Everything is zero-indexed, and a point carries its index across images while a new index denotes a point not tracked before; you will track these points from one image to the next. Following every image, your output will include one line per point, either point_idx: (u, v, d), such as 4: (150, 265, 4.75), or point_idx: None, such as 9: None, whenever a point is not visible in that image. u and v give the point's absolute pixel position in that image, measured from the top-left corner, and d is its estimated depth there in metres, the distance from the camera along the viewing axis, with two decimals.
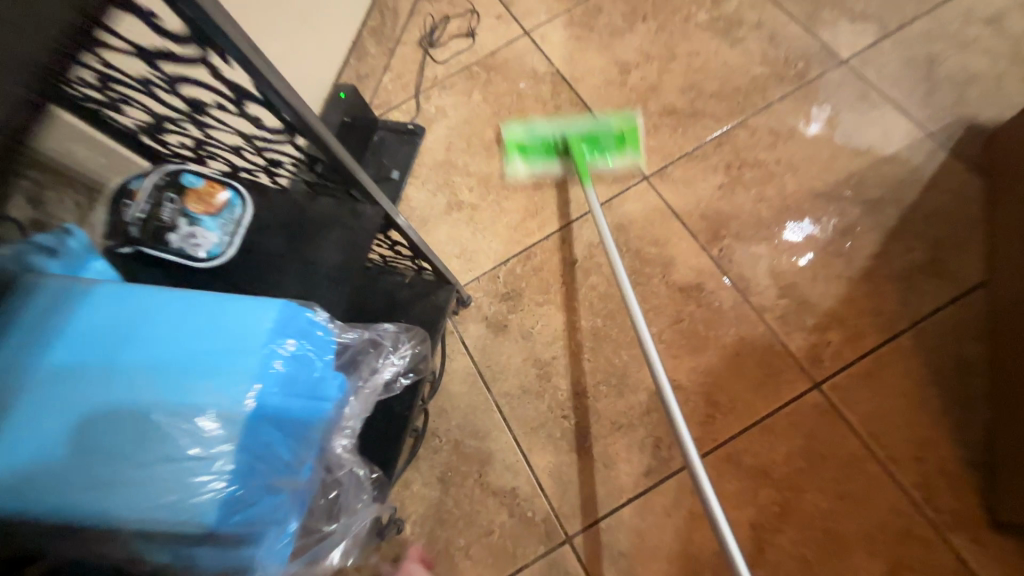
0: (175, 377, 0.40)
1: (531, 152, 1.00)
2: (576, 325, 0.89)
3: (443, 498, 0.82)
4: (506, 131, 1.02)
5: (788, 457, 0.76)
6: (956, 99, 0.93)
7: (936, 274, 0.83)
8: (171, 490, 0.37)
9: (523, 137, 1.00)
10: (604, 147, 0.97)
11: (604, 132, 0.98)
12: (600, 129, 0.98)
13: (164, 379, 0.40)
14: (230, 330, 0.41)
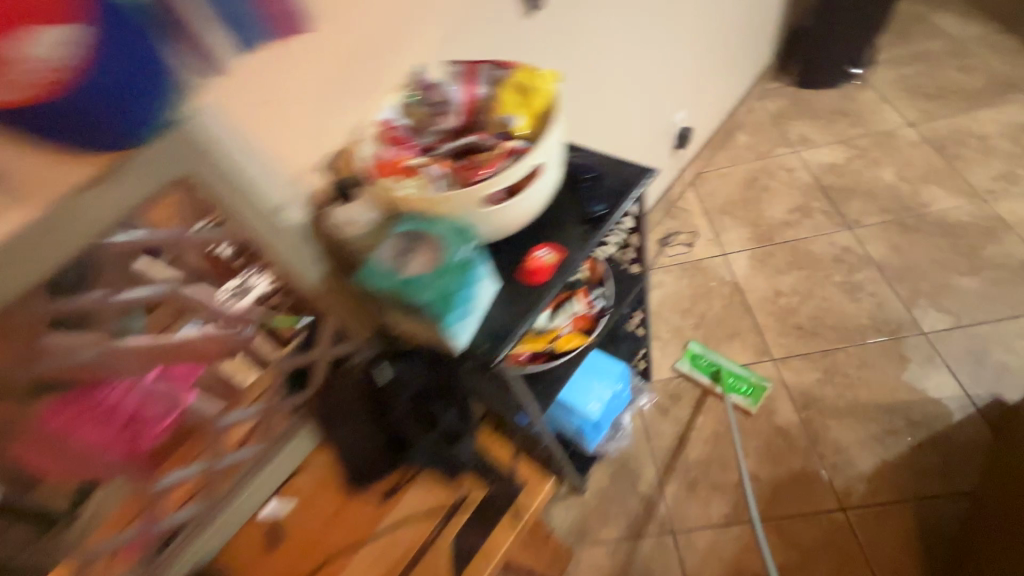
0: (585, 374, 1.18)
1: (698, 364, 1.69)
2: (707, 425, 1.59)
3: (609, 484, 1.54)
4: (689, 346, 1.75)
5: (813, 540, 1.36)
6: (991, 381, 1.49)
7: (940, 476, 1.38)
8: (583, 407, 1.14)
9: (696, 355, 1.71)
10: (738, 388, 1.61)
11: (743, 380, 1.63)
12: (740, 376, 1.64)
13: (581, 375, 1.18)
14: (601, 365, 1.19)
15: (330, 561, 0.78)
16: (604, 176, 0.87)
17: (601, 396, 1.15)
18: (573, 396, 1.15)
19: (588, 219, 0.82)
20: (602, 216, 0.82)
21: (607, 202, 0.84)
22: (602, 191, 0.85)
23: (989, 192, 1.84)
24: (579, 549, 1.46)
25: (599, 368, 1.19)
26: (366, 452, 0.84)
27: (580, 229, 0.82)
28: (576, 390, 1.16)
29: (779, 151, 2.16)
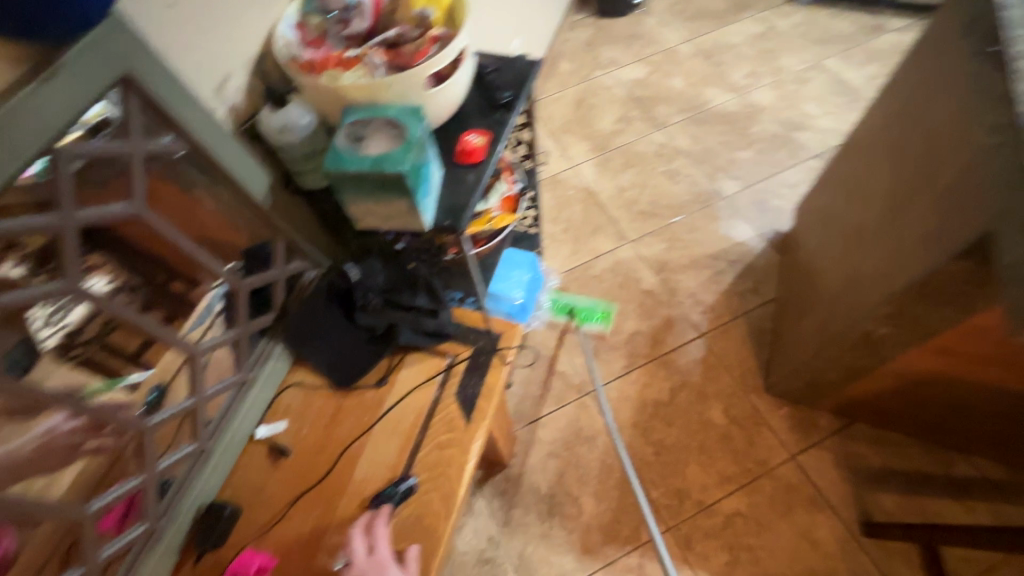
0: (505, 267, 1.34)
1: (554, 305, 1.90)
2: (594, 303, 1.90)
3: (531, 373, 1.78)
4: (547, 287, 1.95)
5: (687, 362, 1.75)
6: (772, 220, 2.02)
7: (755, 293, 1.87)
8: (510, 293, 1.30)
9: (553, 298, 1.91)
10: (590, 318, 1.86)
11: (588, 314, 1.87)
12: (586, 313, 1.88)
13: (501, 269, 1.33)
14: (515, 257, 1.36)
15: (346, 451, 0.81)
16: (500, 68, 0.99)
17: (524, 284, 1.32)
18: (499, 287, 1.31)
19: (500, 105, 0.93)
20: (511, 100, 0.94)
21: (512, 89, 0.96)
22: (504, 80, 0.96)
23: (746, 87, 2.40)
24: (520, 431, 1.68)
25: (513, 260, 1.35)
26: (348, 356, 0.87)
27: (497, 113, 0.93)
28: (500, 282, 1.31)
29: (596, 73, 2.50)
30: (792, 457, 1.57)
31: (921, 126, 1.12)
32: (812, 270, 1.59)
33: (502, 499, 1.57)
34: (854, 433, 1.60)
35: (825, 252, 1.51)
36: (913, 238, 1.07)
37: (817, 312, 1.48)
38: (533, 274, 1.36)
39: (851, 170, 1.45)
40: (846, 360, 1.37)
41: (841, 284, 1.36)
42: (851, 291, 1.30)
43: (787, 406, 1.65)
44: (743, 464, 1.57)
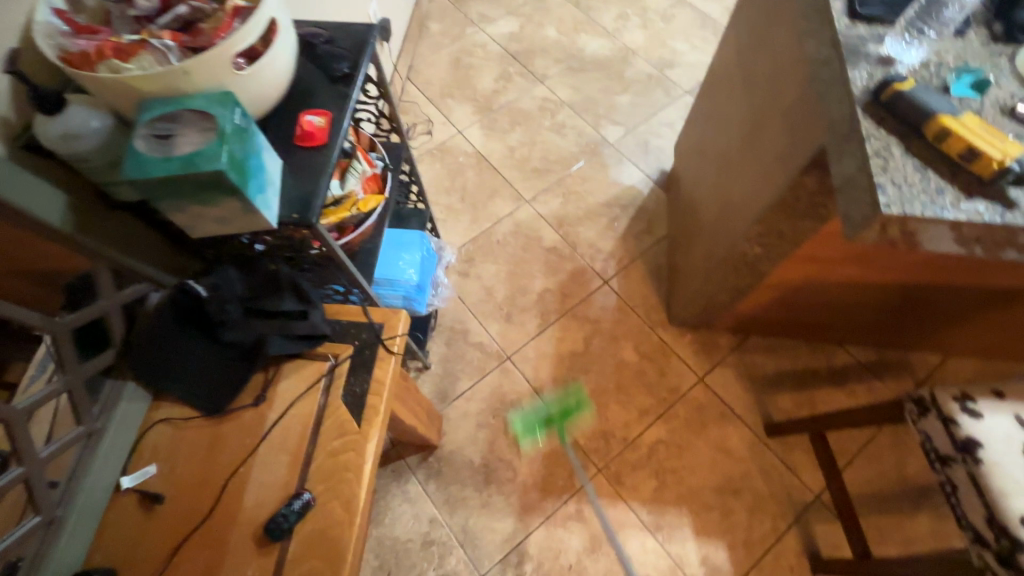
0: (392, 249, 1.27)
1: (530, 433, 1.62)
2: (501, 269, 1.89)
3: (447, 350, 1.75)
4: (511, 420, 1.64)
5: (596, 310, 1.81)
6: (656, 160, 2.09)
7: (650, 233, 1.95)
8: (401, 276, 1.24)
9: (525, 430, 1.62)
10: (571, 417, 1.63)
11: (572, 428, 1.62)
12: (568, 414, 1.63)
13: (388, 252, 1.26)
14: (401, 236, 1.29)
15: (230, 481, 0.75)
16: (335, 39, 0.90)
17: (412, 263, 1.26)
18: (388, 271, 1.24)
19: (338, 78, 0.86)
20: (350, 72, 0.86)
21: (350, 59, 0.88)
22: (340, 50, 0.88)
23: (616, 30, 2.41)
24: (445, 409, 1.67)
25: (400, 240, 1.28)
26: (214, 379, 0.79)
27: (337, 87, 0.85)
28: (388, 266, 1.25)
29: (468, 31, 2.40)
30: (701, 379, 1.69)
31: (762, 53, 1.18)
32: (693, 201, 1.66)
33: (437, 479, 1.56)
34: (751, 345, 1.74)
35: (703, 183, 1.58)
36: (770, 159, 1.14)
37: (702, 241, 1.56)
38: (420, 250, 1.29)
39: (712, 101, 1.50)
40: (731, 282, 1.47)
41: (718, 212, 1.44)
42: (726, 218, 1.37)
43: (691, 333, 1.76)
44: (659, 395, 1.67)
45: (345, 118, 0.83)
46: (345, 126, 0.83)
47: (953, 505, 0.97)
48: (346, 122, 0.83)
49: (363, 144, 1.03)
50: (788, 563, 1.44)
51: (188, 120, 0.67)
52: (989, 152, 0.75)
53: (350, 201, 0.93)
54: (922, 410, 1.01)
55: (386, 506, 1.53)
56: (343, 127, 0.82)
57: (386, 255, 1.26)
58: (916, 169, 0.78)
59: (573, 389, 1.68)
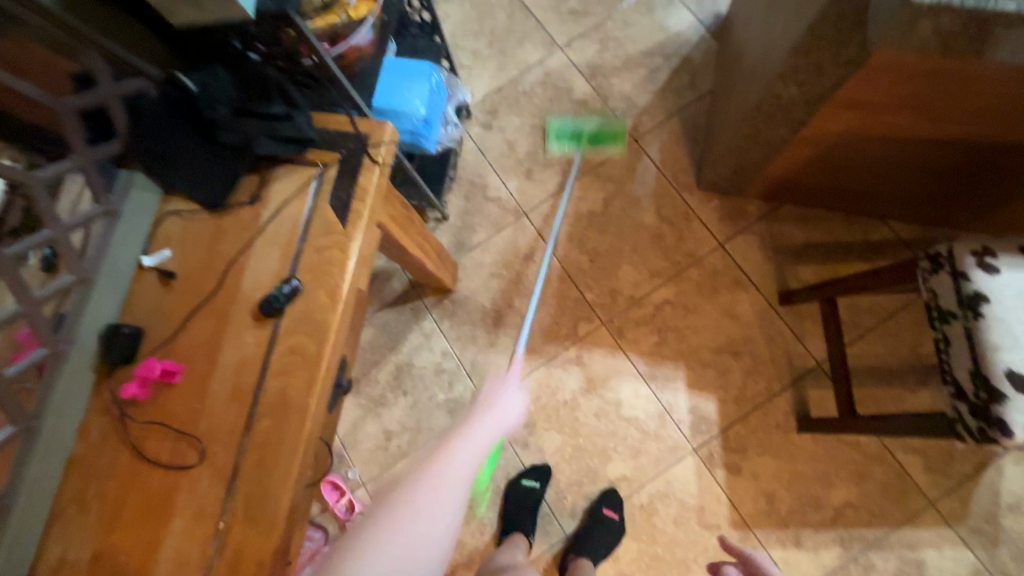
0: (400, 79, 1.23)
1: (562, 138, 1.77)
2: (526, 123, 1.81)
3: (466, 203, 1.77)
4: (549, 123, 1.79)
5: (620, 170, 1.73)
6: (712, 2, 1.83)
7: (692, 88, 1.77)
8: (407, 107, 1.21)
9: (559, 136, 1.78)
10: (600, 141, 1.75)
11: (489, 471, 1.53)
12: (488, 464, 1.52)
13: (394, 83, 1.23)
14: (409, 67, 1.25)
15: (232, 266, 0.83)
16: None
17: (410, 95, 1.22)
18: (393, 101, 1.22)
19: None
20: None
21: None
22: None
23: None
24: (461, 258, 1.73)
25: (407, 71, 1.24)
26: (213, 175, 0.85)
27: None
28: (394, 96, 1.22)
29: None
30: (720, 246, 1.64)
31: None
32: (741, 46, 1.48)
33: (450, 319, 1.67)
34: (781, 215, 1.64)
35: (754, 18, 1.38)
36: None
37: (741, 90, 1.41)
38: (419, 81, 1.24)
39: None
40: (760, 137, 1.35)
41: (760, 52, 1.28)
42: (766, 58, 1.22)
43: (719, 199, 1.67)
44: (673, 258, 1.65)
45: None
46: None
47: (941, 362, 0.95)
48: None
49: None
50: (775, 419, 1.50)
51: None
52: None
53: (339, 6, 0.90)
54: (934, 267, 0.94)
55: (402, 338, 1.67)
56: None
57: (392, 86, 1.23)
58: None
59: (587, 243, 1.69)
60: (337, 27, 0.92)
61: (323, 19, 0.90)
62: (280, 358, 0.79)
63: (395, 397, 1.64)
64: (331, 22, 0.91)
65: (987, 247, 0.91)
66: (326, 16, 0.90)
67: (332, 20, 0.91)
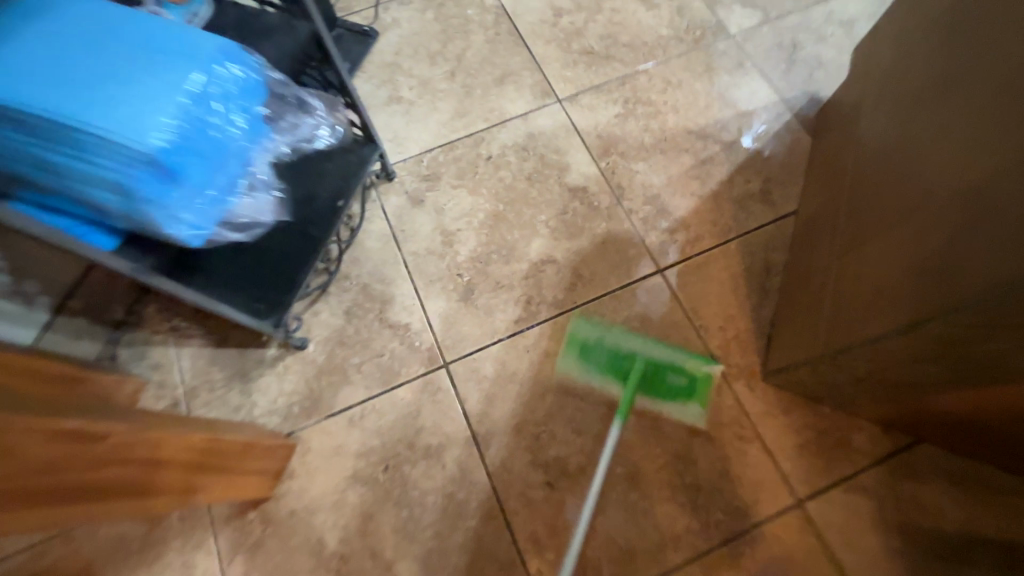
0: (140, 59, 0.59)
1: (596, 365, 0.90)
2: (481, 206, 1.07)
3: (346, 323, 0.98)
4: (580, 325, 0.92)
5: (628, 318, 0.97)
6: (804, 79, 1.17)
7: (763, 201, 1.06)
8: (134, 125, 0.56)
9: (595, 352, 0.90)
10: (670, 392, 0.88)
11: (674, 370, 0.87)
12: (670, 364, 0.87)
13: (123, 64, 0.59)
14: (177, 40, 0.62)
15: None
16: None
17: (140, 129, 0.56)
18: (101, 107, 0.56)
19: None
20: None
21: None
22: None
23: None
24: (306, 430, 0.91)
25: (168, 49, 0.60)
26: None
27: None
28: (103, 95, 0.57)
29: None
30: (796, 507, 0.85)
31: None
32: (881, 153, 0.77)
33: (252, 560, 0.84)
34: (916, 466, 0.86)
35: (924, 102, 0.68)
36: None
37: (873, 246, 0.70)
38: (151, 104, 0.57)
39: None
40: (893, 353, 0.65)
41: (954, 178, 0.57)
42: (989, 200, 0.50)
43: (799, 405, 0.90)
44: (706, 515, 0.85)
45: None
46: None
47: None
48: None
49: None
50: None
51: None
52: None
53: None
54: None
55: None
56: None
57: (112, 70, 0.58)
58: None
59: (547, 453, 0.89)
60: None
61: None
62: None
63: None
64: None
65: None
66: None
67: None
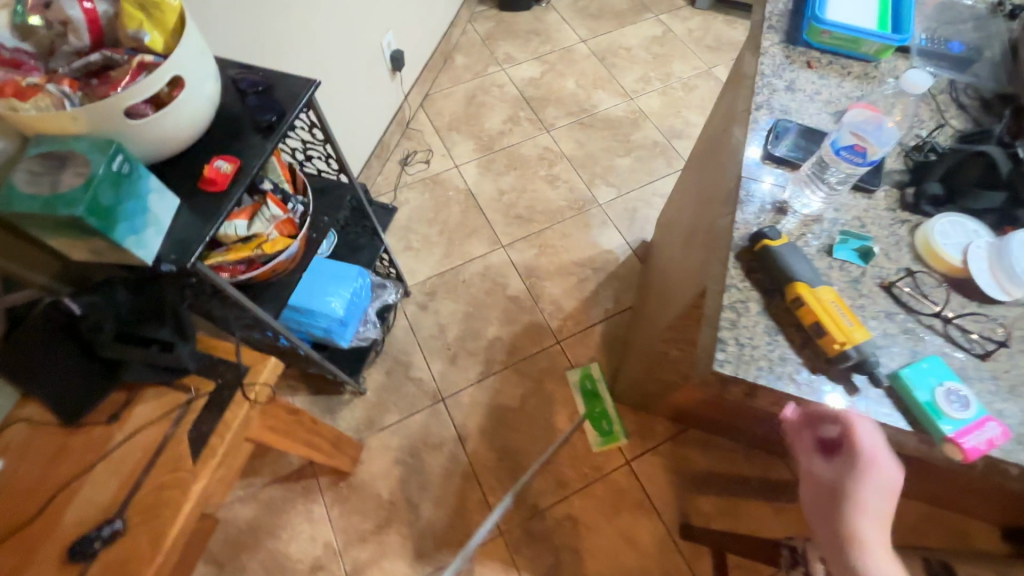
0: (325, 282, 1.31)
1: (585, 384, 1.76)
2: (459, 309, 1.91)
3: (386, 378, 1.77)
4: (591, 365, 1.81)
5: (541, 368, 1.80)
6: (640, 229, 2.08)
7: (615, 300, 1.92)
8: (330, 313, 1.28)
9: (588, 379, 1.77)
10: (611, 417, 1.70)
11: (610, 421, 1.69)
12: (610, 419, 1.70)
13: (319, 285, 1.30)
14: (337, 270, 1.33)
15: (60, 493, 0.80)
16: (283, 94, 0.94)
17: (326, 305, 1.28)
18: (314, 306, 1.27)
19: (257, 125, 0.90)
20: (272, 119, 0.90)
21: (276, 113, 0.91)
22: (266, 102, 0.91)
23: (634, 91, 2.44)
24: (367, 437, 1.68)
25: (333, 276, 1.32)
26: (76, 388, 0.84)
27: (257, 136, 0.90)
28: (313, 299, 1.28)
29: (490, 70, 2.48)
30: (627, 463, 1.64)
31: (719, 150, 1.11)
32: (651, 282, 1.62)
33: (342, 506, 1.58)
34: (687, 440, 1.67)
35: (662, 263, 1.52)
36: (686, 272, 1.11)
37: (645, 329, 1.52)
38: (333, 302, 1.28)
39: (685, 186, 1.44)
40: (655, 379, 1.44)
41: (658, 302, 1.39)
42: (659, 311, 1.32)
43: (629, 411, 1.72)
44: (580, 470, 1.63)
45: (257, 162, 0.87)
46: (254, 172, 0.87)
47: None
48: (254, 169, 0.87)
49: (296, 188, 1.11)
50: None
51: (60, 90, 0.72)
52: (836, 333, 0.69)
53: (266, 224, 1.01)
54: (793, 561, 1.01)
55: (286, 521, 1.56)
56: (251, 170, 0.87)
57: (315, 289, 1.29)
58: (766, 331, 0.73)
59: (499, 442, 1.68)
60: (270, 233, 1.01)
61: (264, 227, 1.01)
62: None
63: None
64: (285, 228, 1.04)
65: None
66: (264, 236, 1.00)
67: (263, 224, 1.01)
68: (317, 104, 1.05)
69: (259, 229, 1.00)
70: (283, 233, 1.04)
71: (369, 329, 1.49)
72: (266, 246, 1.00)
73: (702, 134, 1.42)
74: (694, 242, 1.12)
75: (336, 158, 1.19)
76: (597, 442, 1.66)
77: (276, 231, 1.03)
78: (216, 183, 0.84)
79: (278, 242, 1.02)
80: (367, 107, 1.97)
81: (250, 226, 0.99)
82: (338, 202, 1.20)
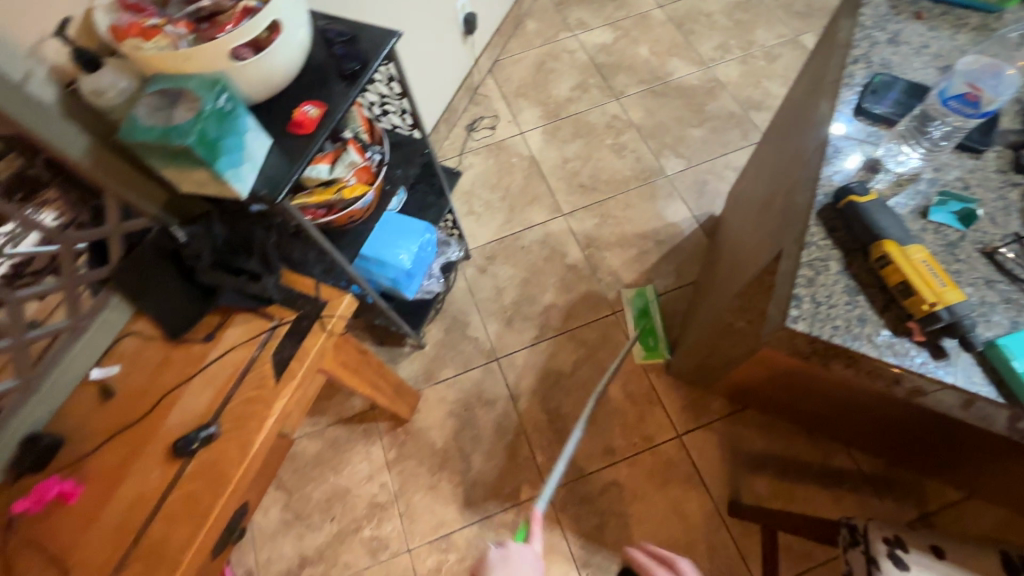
0: (396, 235, 1.36)
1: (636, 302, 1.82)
2: (517, 274, 1.93)
3: (444, 336, 1.84)
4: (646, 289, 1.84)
5: (595, 337, 1.80)
6: (708, 203, 2.00)
7: (676, 274, 1.88)
8: (398, 264, 1.34)
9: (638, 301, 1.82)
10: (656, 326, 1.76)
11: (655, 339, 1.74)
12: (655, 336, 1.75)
13: (390, 237, 1.36)
14: (406, 225, 1.39)
15: (166, 397, 0.92)
16: (366, 45, 0.98)
17: (395, 256, 1.34)
18: (384, 256, 1.34)
19: (343, 74, 0.95)
20: (356, 68, 0.95)
21: (360, 63, 0.95)
22: (353, 53, 0.95)
23: (712, 59, 2.32)
24: (424, 389, 1.76)
25: (403, 230, 1.37)
26: (181, 307, 0.95)
27: (342, 84, 0.94)
28: (383, 250, 1.34)
29: (561, 36, 2.43)
30: (678, 436, 1.63)
31: (802, 118, 1.06)
32: (718, 257, 1.57)
33: (398, 450, 1.68)
34: (743, 419, 1.63)
35: (730, 237, 1.48)
36: (758, 242, 1.07)
37: (707, 303, 1.48)
38: (402, 254, 1.34)
39: (761, 157, 1.38)
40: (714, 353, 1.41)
41: (723, 276, 1.35)
42: (724, 285, 1.29)
43: (684, 386, 1.69)
44: (630, 438, 1.64)
45: (341, 108, 0.92)
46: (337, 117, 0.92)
47: None
48: (338, 114, 0.91)
49: (373, 139, 1.16)
50: None
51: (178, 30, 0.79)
52: (923, 290, 0.65)
53: (345, 170, 1.05)
54: (852, 540, 0.98)
55: (347, 459, 1.68)
56: (335, 116, 0.91)
57: (386, 240, 1.35)
58: (845, 291, 0.70)
59: (549, 404, 1.71)
60: (348, 178, 1.06)
61: (344, 173, 1.06)
62: (171, 505, 0.84)
63: (323, 522, 1.60)
64: (362, 175, 1.09)
65: (900, 537, 0.95)
66: (343, 181, 1.06)
67: (343, 170, 1.05)
68: (398, 59, 1.09)
69: (338, 174, 1.05)
70: (360, 180, 1.09)
71: (432, 284, 1.55)
72: (343, 191, 1.05)
73: (784, 103, 1.35)
74: (769, 211, 1.08)
75: (411, 113, 1.23)
76: (640, 354, 1.74)
77: (354, 177, 1.08)
78: (302, 125, 0.90)
79: (355, 188, 1.07)
80: (438, 70, 2.00)
81: (333, 170, 1.04)
82: (410, 155, 1.24)
